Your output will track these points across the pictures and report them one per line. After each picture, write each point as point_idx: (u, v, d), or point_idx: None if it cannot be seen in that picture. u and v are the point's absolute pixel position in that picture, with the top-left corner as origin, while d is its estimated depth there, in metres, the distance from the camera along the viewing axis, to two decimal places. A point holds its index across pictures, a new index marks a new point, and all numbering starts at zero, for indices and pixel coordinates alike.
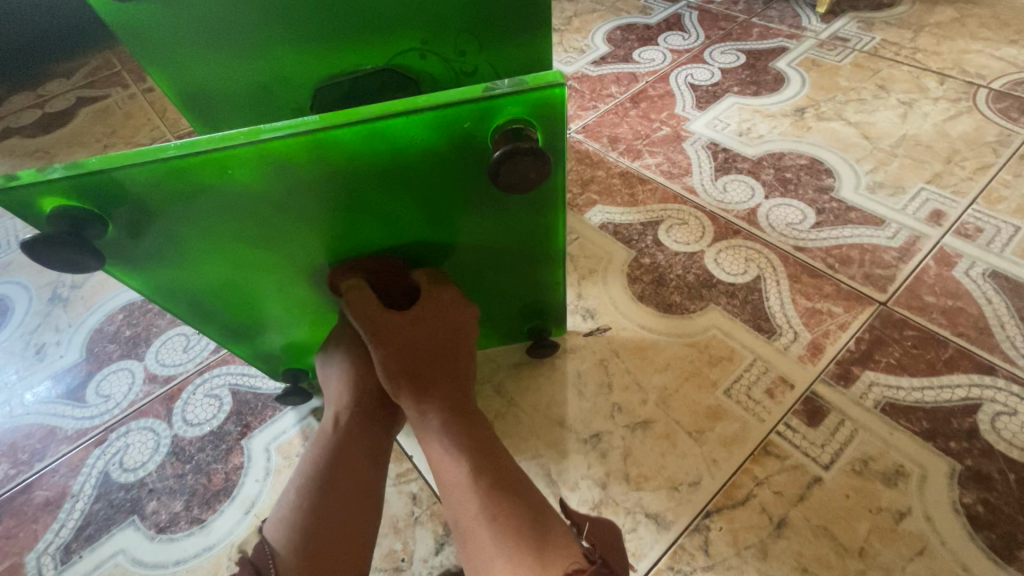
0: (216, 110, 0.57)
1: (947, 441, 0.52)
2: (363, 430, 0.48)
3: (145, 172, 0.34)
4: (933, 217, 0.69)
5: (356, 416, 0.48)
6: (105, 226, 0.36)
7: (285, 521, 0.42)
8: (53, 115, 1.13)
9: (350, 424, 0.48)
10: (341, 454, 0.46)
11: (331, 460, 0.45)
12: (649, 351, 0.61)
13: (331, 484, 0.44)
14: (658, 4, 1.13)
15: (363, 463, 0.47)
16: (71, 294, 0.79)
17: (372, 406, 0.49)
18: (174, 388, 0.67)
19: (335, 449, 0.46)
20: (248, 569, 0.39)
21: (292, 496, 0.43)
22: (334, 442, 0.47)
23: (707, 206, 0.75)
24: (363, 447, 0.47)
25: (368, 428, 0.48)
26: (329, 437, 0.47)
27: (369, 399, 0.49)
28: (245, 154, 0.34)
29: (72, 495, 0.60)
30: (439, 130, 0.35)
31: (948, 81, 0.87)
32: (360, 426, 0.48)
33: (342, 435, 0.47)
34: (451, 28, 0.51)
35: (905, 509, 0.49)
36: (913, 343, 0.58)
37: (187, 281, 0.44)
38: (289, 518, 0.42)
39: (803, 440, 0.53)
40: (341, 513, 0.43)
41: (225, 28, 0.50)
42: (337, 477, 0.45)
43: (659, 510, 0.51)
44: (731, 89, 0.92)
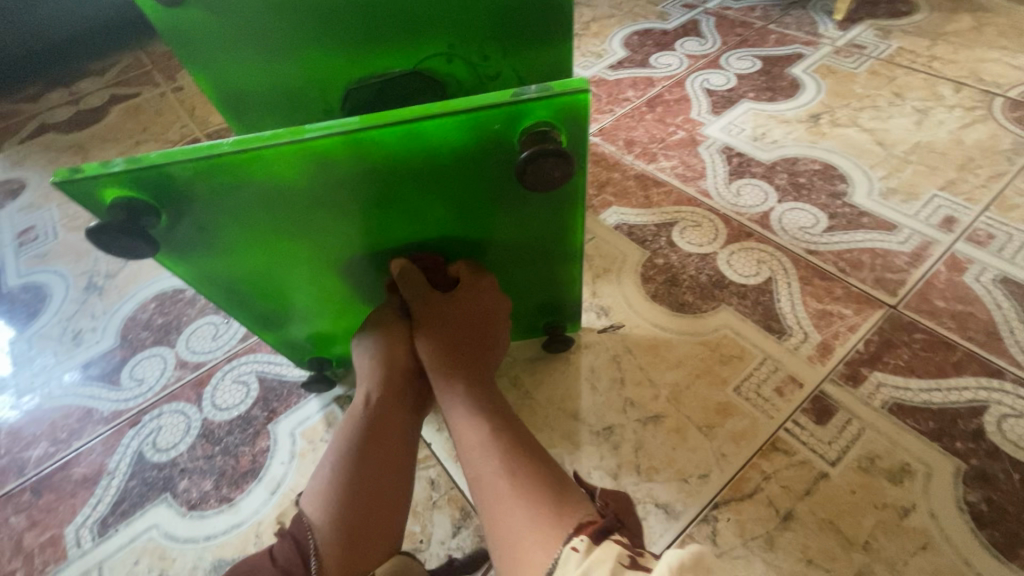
0: (253, 109, 0.60)
1: (953, 441, 0.53)
2: (392, 408, 0.51)
3: (194, 167, 0.37)
4: (945, 223, 0.70)
5: (385, 395, 0.50)
6: (157, 216, 0.39)
7: (324, 495, 0.44)
8: (87, 112, 1.17)
9: (381, 402, 0.50)
10: (372, 431, 0.48)
11: (364, 436, 0.48)
12: (661, 349, 0.63)
13: (366, 461, 0.46)
14: (676, 10, 1.15)
15: (393, 439, 0.49)
16: (106, 283, 0.83)
17: (399, 386, 0.51)
18: (204, 373, 0.71)
19: (367, 426, 0.48)
20: (289, 541, 0.42)
21: (328, 472, 0.45)
22: (366, 419, 0.49)
23: (721, 209, 0.76)
24: (392, 425, 0.50)
25: (396, 406, 0.51)
26: (361, 414, 0.49)
27: (399, 379, 0.52)
28: (287, 151, 0.37)
29: (108, 472, 0.64)
30: (470, 132, 0.37)
31: (964, 89, 0.88)
32: (390, 405, 0.50)
33: (374, 413, 0.49)
34: (477, 34, 0.54)
35: (910, 505, 0.50)
36: (922, 346, 0.59)
37: (226, 270, 0.47)
38: (329, 492, 0.44)
39: (811, 437, 0.55)
40: (376, 488, 0.45)
41: (263, 32, 0.53)
42: (371, 453, 0.47)
43: (668, 500, 0.53)
44: (747, 95, 0.94)
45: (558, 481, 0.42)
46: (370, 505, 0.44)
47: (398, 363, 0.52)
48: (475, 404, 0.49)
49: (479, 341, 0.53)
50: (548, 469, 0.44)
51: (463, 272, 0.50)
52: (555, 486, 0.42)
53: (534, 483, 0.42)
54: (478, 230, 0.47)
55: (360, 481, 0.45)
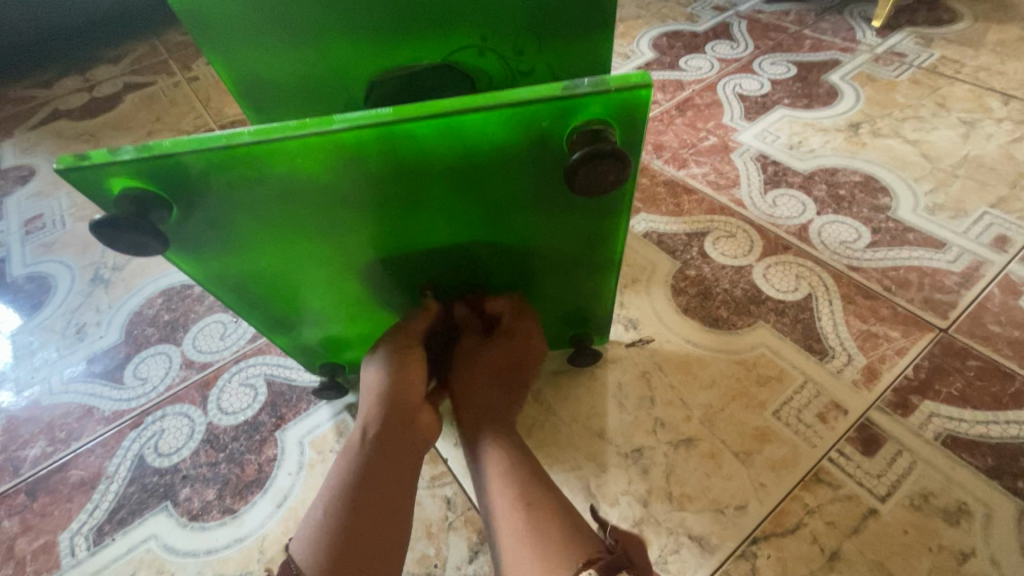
0: (271, 97, 0.56)
1: (1014, 480, 0.49)
2: (390, 440, 0.46)
3: (211, 159, 0.33)
4: (998, 243, 0.66)
5: (384, 430, 0.46)
6: (168, 210, 0.36)
7: (314, 541, 0.40)
8: (100, 99, 1.15)
9: (381, 435, 0.46)
10: (370, 469, 0.44)
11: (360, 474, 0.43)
12: (694, 367, 0.59)
13: (358, 503, 0.42)
14: (706, 13, 1.11)
15: (392, 476, 0.45)
16: (113, 276, 0.80)
17: (398, 419, 0.47)
18: (211, 374, 0.68)
19: (364, 462, 0.44)
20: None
21: (320, 515, 0.41)
22: (363, 455, 0.45)
23: (756, 220, 0.73)
24: (390, 460, 0.45)
25: (397, 441, 0.46)
26: (358, 448, 0.45)
27: (399, 413, 0.48)
28: (314, 144, 0.33)
29: (106, 477, 0.60)
30: (517, 127, 0.33)
31: (1013, 102, 0.84)
32: (390, 440, 0.46)
33: (371, 449, 0.45)
34: (513, 27, 0.50)
35: (968, 550, 0.46)
36: (977, 374, 0.55)
37: (239, 268, 0.44)
38: (318, 538, 0.40)
39: (858, 469, 0.51)
40: (371, 532, 0.41)
41: (286, 16, 0.49)
42: (368, 493, 0.43)
43: (703, 532, 0.49)
44: (782, 101, 0.90)
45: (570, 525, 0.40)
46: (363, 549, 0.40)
47: (407, 391, 0.48)
48: (496, 445, 0.48)
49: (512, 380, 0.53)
50: (558, 508, 0.42)
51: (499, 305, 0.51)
52: (573, 531, 0.40)
53: (546, 524, 0.40)
54: (512, 238, 0.44)
55: (354, 525, 0.41)
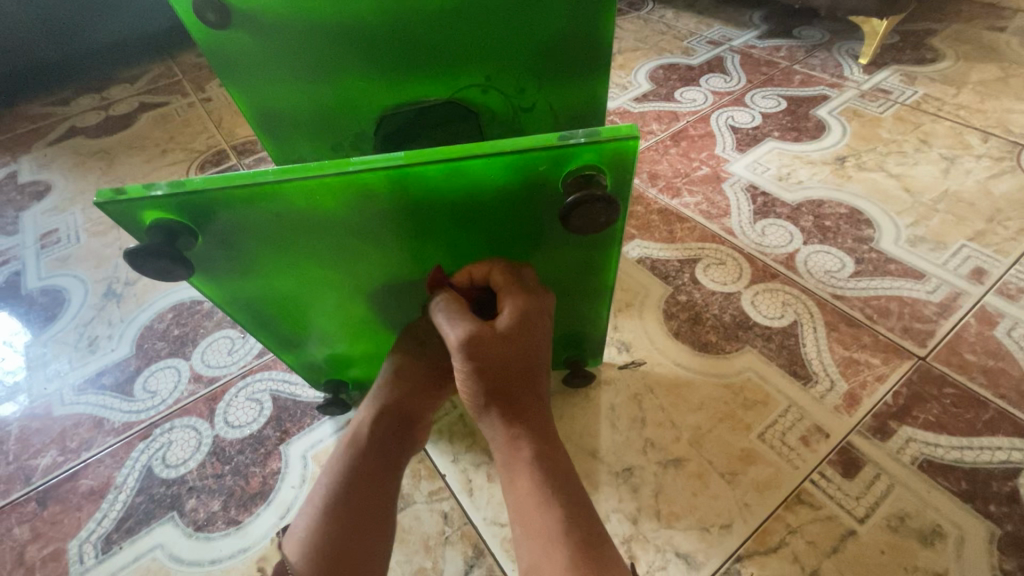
0: (287, 129, 0.60)
1: (986, 504, 0.51)
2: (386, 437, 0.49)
3: (233, 195, 0.36)
4: (975, 275, 0.69)
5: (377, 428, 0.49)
6: (193, 239, 0.39)
7: (307, 537, 0.42)
8: (116, 118, 1.19)
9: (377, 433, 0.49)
10: (362, 466, 0.47)
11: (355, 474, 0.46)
12: (684, 389, 0.62)
13: (351, 503, 0.44)
14: (701, 47, 1.16)
15: (382, 474, 0.47)
16: (125, 291, 0.83)
17: (397, 418, 0.50)
18: (218, 388, 0.70)
19: (359, 461, 0.47)
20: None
21: (314, 514, 0.44)
22: (361, 454, 0.47)
23: (746, 248, 0.76)
24: (380, 459, 0.48)
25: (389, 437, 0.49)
26: (353, 449, 0.48)
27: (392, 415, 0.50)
28: (329, 183, 0.36)
29: (115, 486, 0.63)
30: (517, 172, 0.37)
31: (991, 139, 0.88)
32: (382, 439, 0.49)
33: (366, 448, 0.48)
34: (515, 68, 0.54)
35: (941, 570, 0.48)
36: (953, 401, 0.58)
37: (255, 291, 0.47)
38: (310, 538, 0.42)
39: (838, 491, 0.53)
40: (362, 529, 0.44)
41: (306, 57, 0.53)
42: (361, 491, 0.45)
43: (689, 550, 0.51)
44: (772, 134, 0.94)
45: (590, 533, 0.40)
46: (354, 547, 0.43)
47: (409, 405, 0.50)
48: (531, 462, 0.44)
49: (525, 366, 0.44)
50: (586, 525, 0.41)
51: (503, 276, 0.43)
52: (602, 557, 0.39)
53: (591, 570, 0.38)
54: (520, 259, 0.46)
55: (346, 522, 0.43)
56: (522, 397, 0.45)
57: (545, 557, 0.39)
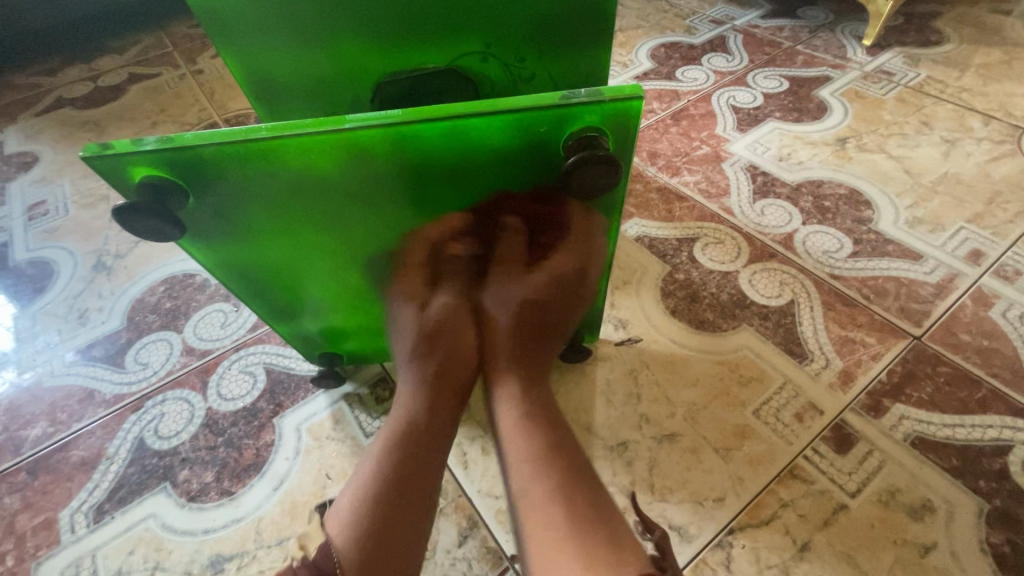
0: (279, 95, 0.58)
1: (976, 480, 0.52)
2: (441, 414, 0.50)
3: (227, 152, 0.35)
4: (972, 256, 0.69)
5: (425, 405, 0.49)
6: (185, 199, 0.38)
7: (359, 508, 0.42)
8: (104, 89, 1.16)
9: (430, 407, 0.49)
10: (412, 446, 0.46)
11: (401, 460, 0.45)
12: (680, 366, 0.62)
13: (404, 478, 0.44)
14: (703, 26, 1.14)
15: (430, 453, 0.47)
16: (115, 263, 0.82)
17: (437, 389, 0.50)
18: (211, 361, 0.69)
19: (410, 440, 0.47)
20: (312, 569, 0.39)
21: (365, 493, 0.43)
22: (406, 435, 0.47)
23: (745, 228, 0.75)
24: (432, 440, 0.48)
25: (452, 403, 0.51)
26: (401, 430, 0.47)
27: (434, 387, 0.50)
28: (326, 141, 0.35)
29: (106, 457, 0.62)
30: (517, 132, 0.36)
31: (992, 122, 0.87)
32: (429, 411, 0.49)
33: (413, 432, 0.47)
34: (516, 35, 0.53)
35: (930, 543, 0.49)
36: (947, 380, 0.58)
37: (247, 258, 0.46)
38: (361, 513, 0.42)
39: (831, 466, 0.54)
40: (418, 507, 0.44)
41: (300, 18, 0.51)
42: (408, 470, 0.45)
43: (682, 522, 0.52)
44: (773, 114, 0.93)
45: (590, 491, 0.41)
46: (409, 514, 0.43)
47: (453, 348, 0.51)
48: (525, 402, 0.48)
49: (547, 322, 0.51)
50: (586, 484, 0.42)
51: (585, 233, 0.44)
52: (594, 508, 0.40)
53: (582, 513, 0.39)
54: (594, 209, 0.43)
55: (400, 497, 0.43)
56: (535, 350, 0.52)
57: (531, 479, 0.42)
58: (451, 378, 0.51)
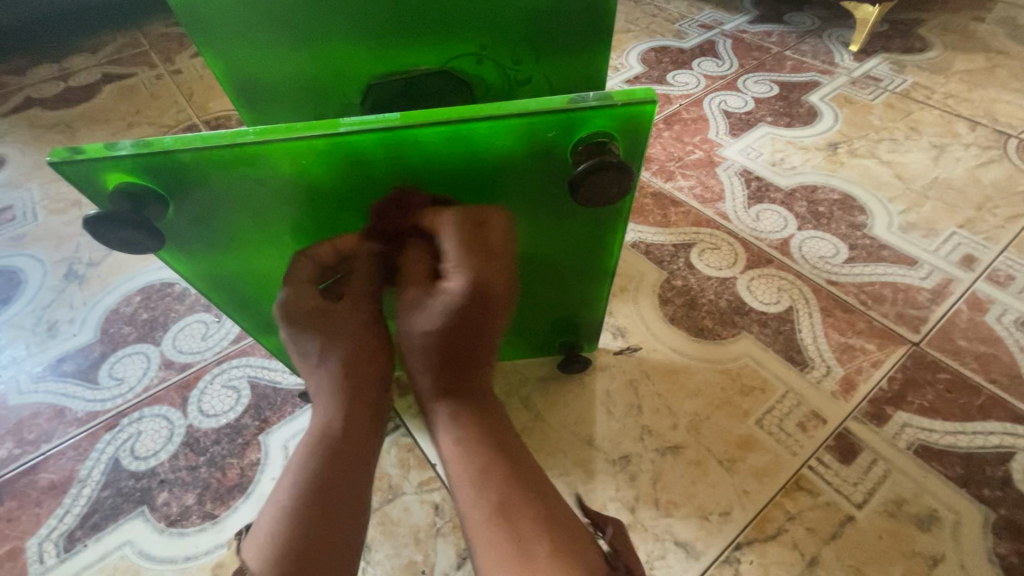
0: (265, 97, 0.56)
1: (980, 488, 0.51)
2: (362, 423, 0.45)
3: (212, 157, 0.33)
4: (965, 261, 0.70)
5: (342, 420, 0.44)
6: (165, 207, 0.35)
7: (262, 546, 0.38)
8: (76, 89, 1.11)
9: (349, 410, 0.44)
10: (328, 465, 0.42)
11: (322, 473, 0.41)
12: (681, 375, 0.61)
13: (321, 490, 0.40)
14: (692, 30, 1.14)
15: (347, 465, 0.43)
16: (88, 272, 0.78)
17: (348, 397, 0.44)
18: (191, 376, 0.66)
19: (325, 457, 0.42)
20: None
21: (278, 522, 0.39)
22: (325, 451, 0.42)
23: (741, 233, 0.75)
24: (346, 456, 0.43)
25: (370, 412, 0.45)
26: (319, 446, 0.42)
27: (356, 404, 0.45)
28: (318, 147, 0.33)
29: (78, 480, 0.58)
30: (524, 137, 0.34)
31: (979, 128, 0.88)
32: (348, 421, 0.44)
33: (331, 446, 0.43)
34: (513, 36, 0.51)
35: (939, 555, 0.48)
36: (947, 387, 0.58)
37: (234, 268, 0.43)
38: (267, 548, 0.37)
39: (836, 477, 0.53)
40: (333, 528, 0.40)
41: (287, 17, 0.49)
42: (327, 486, 0.41)
43: (689, 538, 0.50)
44: (765, 119, 0.93)
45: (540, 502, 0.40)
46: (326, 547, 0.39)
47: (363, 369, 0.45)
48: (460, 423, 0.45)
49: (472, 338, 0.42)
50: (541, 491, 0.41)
51: (500, 239, 0.40)
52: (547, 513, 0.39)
53: (529, 526, 0.38)
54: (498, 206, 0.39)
55: (313, 516, 0.39)
56: (465, 368, 0.45)
57: (471, 501, 0.41)
58: (363, 390, 0.45)
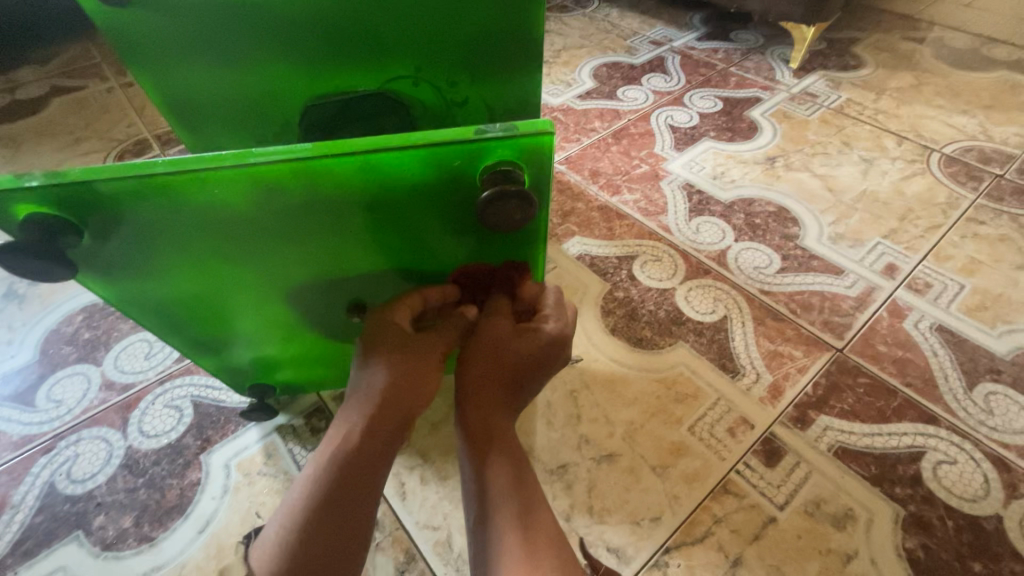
0: (202, 118, 0.56)
1: (892, 487, 0.54)
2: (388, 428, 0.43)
3: (123, 186, 0.34)
4: (887, 270, 0.74)
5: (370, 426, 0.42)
6: (79, 237, 0.35)
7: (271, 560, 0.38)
8: (23, 102, 1.09)
9: (371, 418, 0.42)
10: (344, 480, 0.41)
11: (333, 490, 0.40)
12: (618, 385, 0.63)
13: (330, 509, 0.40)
14: (643, 46, 1.18)
15: (363, 482, 0.41)
16: (28, 291, 0.76)
17: (392, 402, 0.43)
18: (133, 396, 0.65)
19: (339, 469, 0.41)
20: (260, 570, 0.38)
21: (290, 528, 0.39)
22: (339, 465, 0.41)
23: (681, 245, 0.78)
24: (368, 471, 0.42)
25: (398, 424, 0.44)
26: (337, 455, 0.41)
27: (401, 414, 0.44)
28: (230, 176, 0.34)
29: (11, 506, 0.57)
30: (431, 167, 0.35)
31: (905, 143, 0.93)
32: (374, 430, 0.42)
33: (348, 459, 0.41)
34: (445, 60, 0.53)
35: (852, 551, 0.51)
36: (866, 390, 0.62)
37: (163, 293, 0.44)
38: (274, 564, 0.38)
39: (761, 480, 0.55)
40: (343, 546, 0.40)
41: (219, 40, 0.50)
42: (340, 509, 0.40)
43: (620, 544, 0.52)
44: (708, 134, 0.96)
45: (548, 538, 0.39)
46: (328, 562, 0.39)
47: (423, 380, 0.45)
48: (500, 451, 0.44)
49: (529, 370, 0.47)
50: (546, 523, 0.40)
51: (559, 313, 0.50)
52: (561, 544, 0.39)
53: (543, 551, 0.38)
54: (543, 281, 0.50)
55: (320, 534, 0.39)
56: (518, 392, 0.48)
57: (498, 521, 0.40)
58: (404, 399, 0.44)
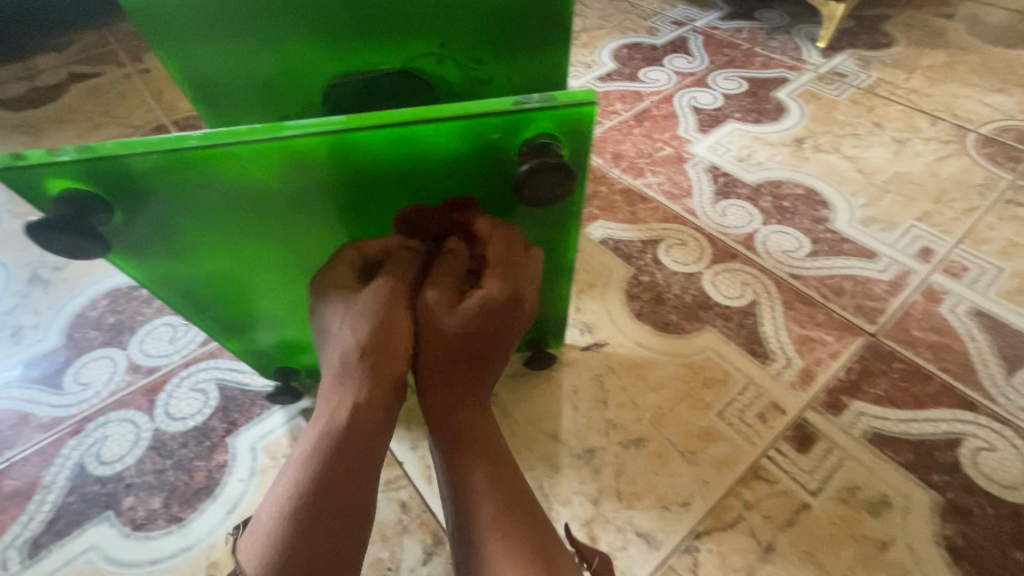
0: (223, 99, 0.55)
1: (930, 474, 0.53)
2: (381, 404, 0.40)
3: (154, 162, 0.33)
4: (922, 253, 0.72)
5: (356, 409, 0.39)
6: (111, 214, 0.35)
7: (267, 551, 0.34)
8: (43, 89, 1.09)
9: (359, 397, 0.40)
10: (339, 461, 0.38)
11: (326, 471, 0.37)
12: (645, 369, 0.62)
13: (328, 490, 0.37)
14: (664, 27, 1.15)
15: (357, 463, 0.39)
16: (53, 276, 0.77)
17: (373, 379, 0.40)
18: (158, 379, 0.65)
19: (333, 451, 0.38)
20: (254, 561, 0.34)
21: (287, 511, 0.36)
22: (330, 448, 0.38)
23: (707, 228, 0.76)
24: (361, 450, 0.39)
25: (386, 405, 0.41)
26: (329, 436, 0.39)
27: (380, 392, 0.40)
28: (263, 150, 0.33)
29: (43, 486, 0.58)
30: (466, 139, 0.34)
31: (939, 123, 0.90)
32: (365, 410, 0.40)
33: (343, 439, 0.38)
34: (471, 36, 0.51)
35: (888, 538, 0.50)
36: (901, 376, 0.60)
37: (191, 274, 0.43)
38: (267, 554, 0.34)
39: (792, 466, 0.54)
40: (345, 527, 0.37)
41: (242, 17, 0.49)
42: (336, 489, 0.37)
43: (649, 529, 0.51)
44: (733, 115, 0.94)
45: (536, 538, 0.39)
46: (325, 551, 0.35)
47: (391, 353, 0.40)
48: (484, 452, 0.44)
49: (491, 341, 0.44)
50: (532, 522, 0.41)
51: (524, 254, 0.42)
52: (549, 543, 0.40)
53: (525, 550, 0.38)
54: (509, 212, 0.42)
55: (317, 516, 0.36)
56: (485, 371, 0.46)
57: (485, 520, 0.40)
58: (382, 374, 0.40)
